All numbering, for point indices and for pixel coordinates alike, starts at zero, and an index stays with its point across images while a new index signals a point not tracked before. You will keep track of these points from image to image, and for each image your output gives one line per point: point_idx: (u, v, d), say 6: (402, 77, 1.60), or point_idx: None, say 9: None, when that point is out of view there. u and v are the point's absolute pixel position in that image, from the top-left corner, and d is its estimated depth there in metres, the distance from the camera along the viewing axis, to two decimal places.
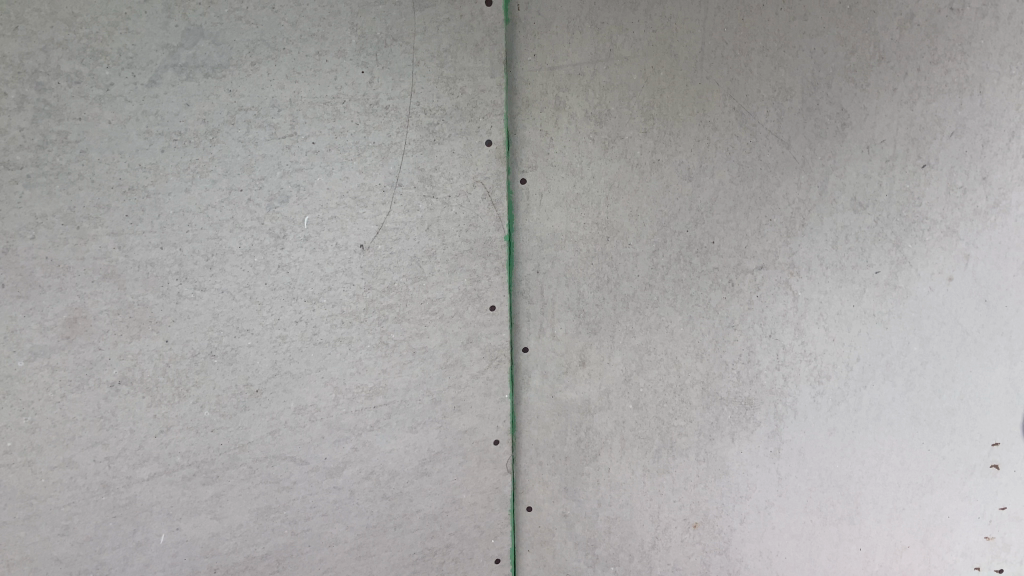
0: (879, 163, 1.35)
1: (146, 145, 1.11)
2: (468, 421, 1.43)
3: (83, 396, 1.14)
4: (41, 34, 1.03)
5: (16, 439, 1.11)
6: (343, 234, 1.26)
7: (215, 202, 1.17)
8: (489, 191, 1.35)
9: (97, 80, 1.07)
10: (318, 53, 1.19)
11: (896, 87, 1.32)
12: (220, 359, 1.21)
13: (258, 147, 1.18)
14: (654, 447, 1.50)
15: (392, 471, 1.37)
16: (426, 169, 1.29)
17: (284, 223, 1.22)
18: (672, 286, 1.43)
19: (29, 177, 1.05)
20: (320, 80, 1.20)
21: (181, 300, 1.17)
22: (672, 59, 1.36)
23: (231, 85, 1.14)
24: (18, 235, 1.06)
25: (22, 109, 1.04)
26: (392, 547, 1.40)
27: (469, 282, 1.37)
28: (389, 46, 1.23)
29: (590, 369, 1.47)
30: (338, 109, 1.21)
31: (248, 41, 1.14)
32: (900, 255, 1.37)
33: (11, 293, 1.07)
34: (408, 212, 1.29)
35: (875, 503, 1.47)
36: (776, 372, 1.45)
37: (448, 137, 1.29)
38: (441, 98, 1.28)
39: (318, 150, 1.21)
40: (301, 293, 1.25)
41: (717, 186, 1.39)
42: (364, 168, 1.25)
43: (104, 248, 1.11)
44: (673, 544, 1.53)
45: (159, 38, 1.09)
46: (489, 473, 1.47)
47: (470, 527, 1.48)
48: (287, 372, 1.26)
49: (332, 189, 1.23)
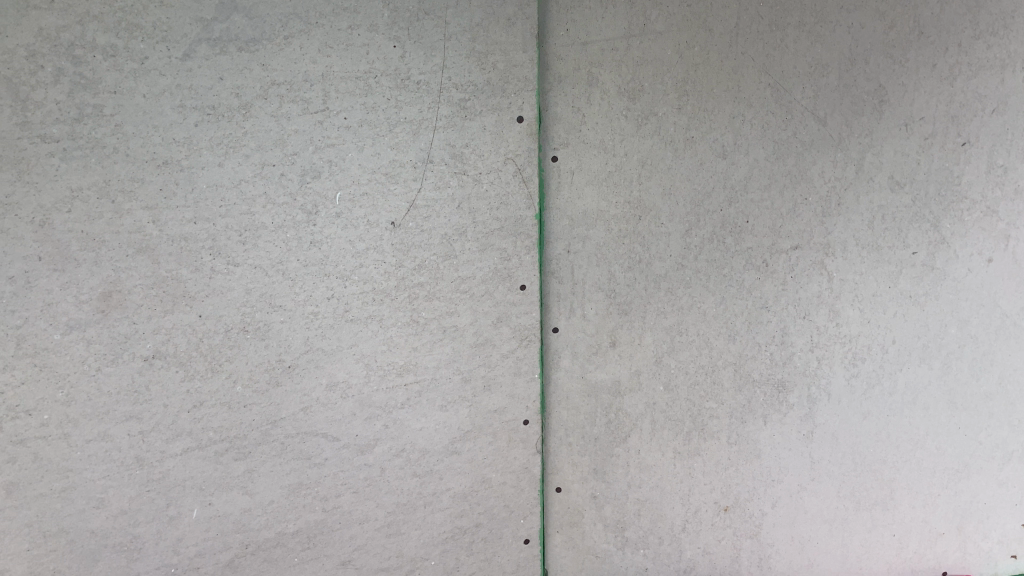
0: (917, 140, 1.39)
1: (180, 119, 1.12)
2: (498, 401, 1.41)
3: (117, 369, 1.15)
4: (77, 7, 1.04)
5: (52, 412, 1.13)
6: (374, 211, 1.25)
7: (248, 176, 1.17)
8: (520, 169, 1.32)
9: (132, 53, 1.08)
10: (350, 27, 1.18)
11: (936, 62, 1.37)
12: (253, 336, 1.22)
13: (291, 123, 1.18)
14: (685, 430, 1.49)
15: (422, 450, 1.37)
16: (457, 146, 1.28)
17: (316, 199, 1.21)
18: (704, 266, 1.41)
19: (66, 150, 1.06)
20: (353, 55, 1.19)
21: (214, 275, 1.18)
22: (707, 35, 1.33)
23: (265, 59, 1.15)
24: (54, 209, 1.07)
25: (58, 82, 1.05)
26: (422, 526, 1.39)
27: (499, 260, 1.35)
28: (421, 20, 1.22)
29: (621, 350, 1.44)
30: (370, 84, 1.21)
31: (282, 15, 1.14)
32: (938, 236, 1.43)
33: (47, 266, 1.08)
34: (439, 188, 1.28)
35: (911, 488, 1.53)
36: (810, 354, 1.46)
37: (480, 113, 1.28)
38: (472, 73, 1.27)
39: (349, 125, 1.21)
40: (332, 269, 1.24)
41: (752, 164, 1.37)
42: (396, 145, 1.24)
43: (138, 222, 1.12)
44: (704, 527, 1.53)
45: (193, 11, 1.10)
46: (518, 453, 1.44)
47: (499, 507, 1.45)
48: (319, 349, 1.26)
49: (364, 165, 1.23)
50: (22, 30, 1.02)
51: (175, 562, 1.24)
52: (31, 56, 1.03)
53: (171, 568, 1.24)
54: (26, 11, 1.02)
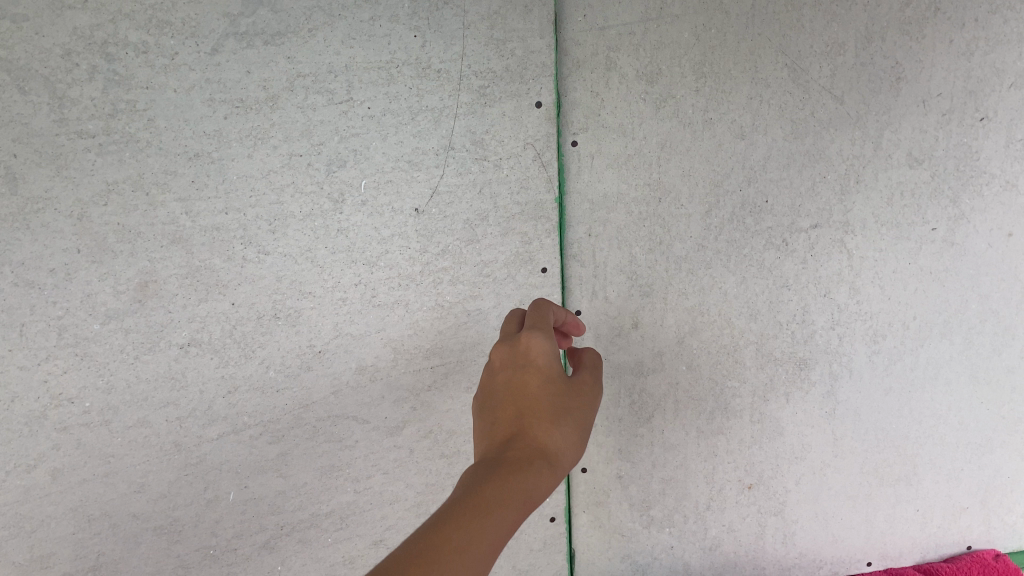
0: (935, 116, 1.40)
1: (209, 113, 1.16)
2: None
3: (154, 357, 1.21)
4: (109, 6, 1.09)
5: (93, 399, 1.19)
6: (399, 198, 1.27)
7: (276, 167, 1.21)
8: (539, 153, 1.32)
9: (162, 49, 1.12)
10: (372, 19, 1.20)
11: (953, 38, 1.37)
12: (284, 322, 1.26)
13: (315, 113, 1.21)
14: (707, 408, 1.52)
15: (450, 431, 1.38)
16: (478, 132, 1.29)
17: (342, 187, 1.24)
18: (725, 246, 1.43)
19: (101, 145, 1.13)
20: (375, 45, 1.21)
21: (246, 263, 1.22)
22: (724, 17, 1.33)
23: (290, 52, 1.18)
24: (91, 202, 1.14)
25: (92, 80, 1.10)
26: None
27: (520, 245, 1.34)
28: (441, 10, 1.23)
29: (643, 331, 1.46)
30: (392, 74, 1.23)
31: (305, 8, 1.17)
32: (958, 212, 1.45)
33: (87, 257, 1.15)
34: (461, 174, 1.30)
35: (933, 463, 1.59)
36: (832, 332, 1.49)
37: (499, 100, 1.28)
38: (491, 60, 1.27)
39: (373, 115, 1.24)
40: (359, 257, 1.28)
41: (771, 144, 1.39)
42: (418, 133, 1.26)
43: (171, 214, 1.18)
44: (729, 505, 1.58)
45: (220, 7, 1.13)
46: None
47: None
48: (348, 334, 1.30)
49: (387, 153, 1.25)
50: (58, 30, 1.08)
51: (214, 543, 1.30)
52: (67, 56, 1.09)
53: (210, 549, 1.30)
54: (60, 12, 1.07)
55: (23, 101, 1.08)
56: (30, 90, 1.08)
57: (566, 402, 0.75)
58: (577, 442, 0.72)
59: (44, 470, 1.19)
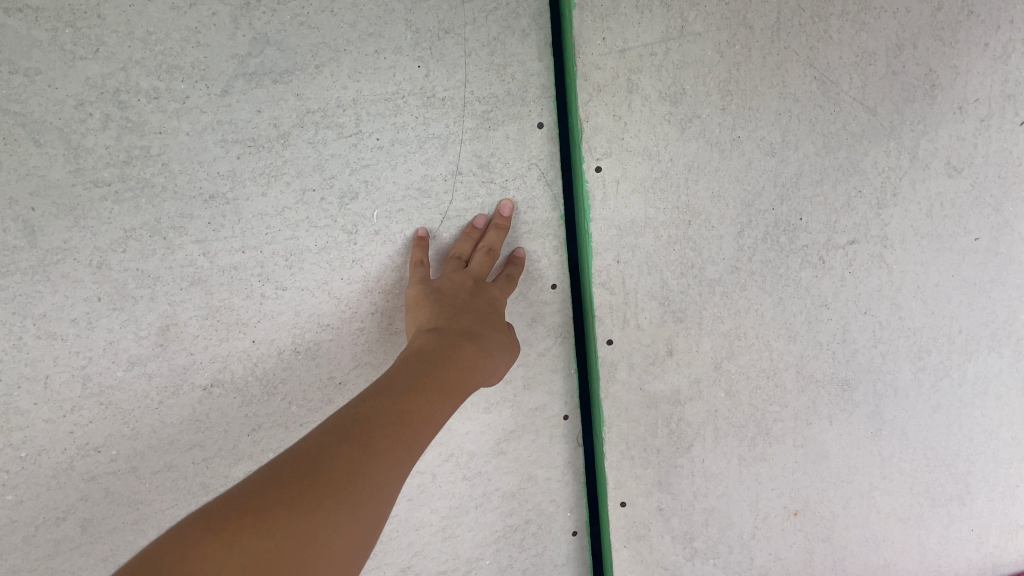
0: (973, 123, 1.32)
1: (222, 153, 1.14)
2: (539, 399, 1.48)
3: (178, 400, 1.21)
4: (120, 54, 1.06)
5: (119, 447, 1.20)
6: (411, 226, 1.28)
7: (291, 204, 1.20)
8: (543, 172, 1.34)
9: (174, 94, 1.10)
10: (376, 52, 1.19)
11: (988, 41, 1.28)
12: (304, 354, 1.28)
13: (326, 150, 1.20)
14: (749, 435, 1.48)
15: (469, 452, 1.47)
16: (483, 156, 1.29)
17: (356, 219, 1.24)
18: (759, 267, 1.38)
19: (117, 193, 1.10)
20: (380, 77, 1.20)
21: (265, 300, 1.22)
22: (748, 32, 1.28)
23: (298, 89, 1.16)
24: (109, 249, 1.11)
25: (107, 128, 1.08)
26: (474, 527, 1.52)
27: (532, 264, 1.38)
28: (442, 39, 1.23)
29: (678, 359, 1.43)
30: (399, 104, 1.22)
31: (311, 45, 1.15)
32: (1001, 219, 1.37)
33: (107, 305, 1.13)
34: (469, 199, 1.30)
35: (986, 481, 1.53)
36: (874, 350, 1.44)
37: (502, 123, 1.29)
38: (493, 85, 1.27)
39: (382, 146, 1.23)
40: (375, 285, 1.28)
41: (803, 160, 1.33)
42: (426, 161, 1.26)
43: (189, 255, 1.16)
44: (774, 533, 1.55)
45: (228, 49, 1.11)
46: (561, 448, 1.54)
47: (546, 502, 1.56)
48: (367, 363, 1.32)
49: (398, 182, 1.25)
50: (70, 81, 1.05)
51: None
52: (80, 106, 1.06)
53: None
54: (72, 63, 1.04)
55: (38, 154, 1.05)
56: (46, 142, 1.05)
57: (509, 338, 1.18)
58: (504, 367, 1.15)
59: (74, 522, 1.20)
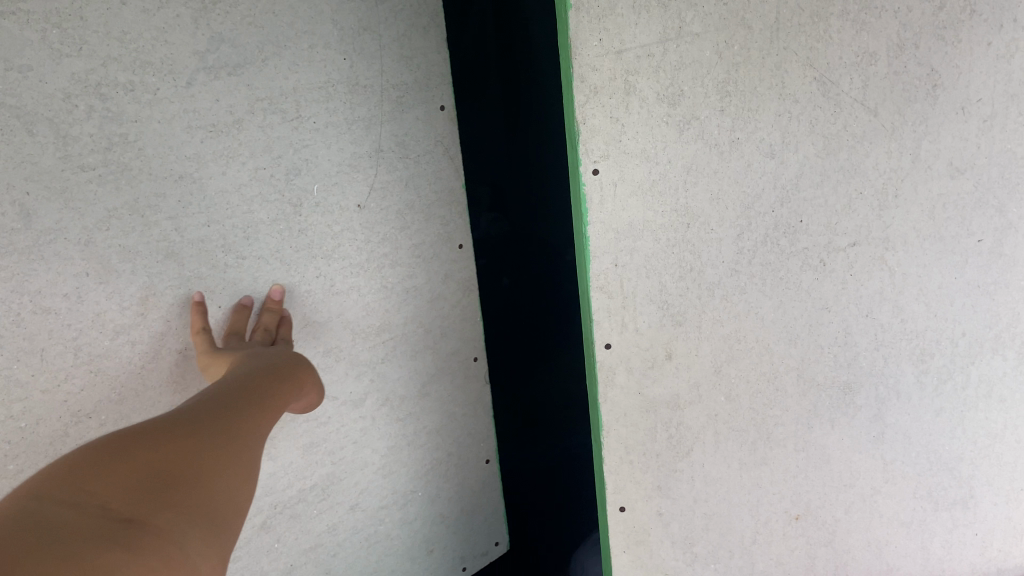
0: (976, 124, 1.25)
1: (189, 138, 1.26)
2: (453, 344, 1.93)
3: (156, 364, 1.30)
4: (99, 52, 1.13)
5: (107, 411, 1.24)
6: (344, 198, 1.55)
7: (245, 180, 1.35)
8: (448, 151, 1.80)
9: (146, 87, 1.19)
10: (310, 47, 1.42)
11: (991, 40, 1.20)
12: (259, 318, 1.42)
13: (272, 131, 1.38)
14: (750, 440, 1.49)
15: (400, 396, 1.81)
16: (399, 136, 1.65)
17: (300, 193, 1.45)
18: (760, 270, 1.38)
19: (101, 176, 1.16)
20: (316, 68, 1.44)
21: (227, 269, 1.36)
22: (746, 32, 1.25)
23: (249, 80, 1.33)
24: (95, 228, 1.16)
25: (91, 118, 1.14)
26: (410, 462, 1.91)
27: (440, 226, 1.82)
28: (362, 37, 1.53)
29: (677, 362, 1.45)
30: (330, 92, 1.48)
31: (256, 42, 1.33)
32: (1006, 220, 1.30)
33: (93, 278, 1.18)
34: (391, 172, 1.65)
35: (989, 486, 1.47)
36: (876, 353, 1.40)
37: (412, 106, 1.67)
38: (404, 76, 1.64)
39: (318, 128, 1.46)
40: (318, 251, 1.52)
41: (802, 162, 1.31)
42: (354, 140, 1.55)
43: (164, 231, 1.25)
44: (776, 538, 1.57)
45: (189, 46, 1.24)
46: (472, 385, 2.02)
47: (466, 437, 2.05)
48: (314, 321, 1.54)
49: (332, 160, 1.51)
50: (59, 77, 1.09)
51: None
52: (66, 99, 1.11)
53: None
54: (60, 60, 1.09)
55: (31, 142, 1.08)
56: (39, 131, 1.08)
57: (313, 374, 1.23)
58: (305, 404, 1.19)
59: None
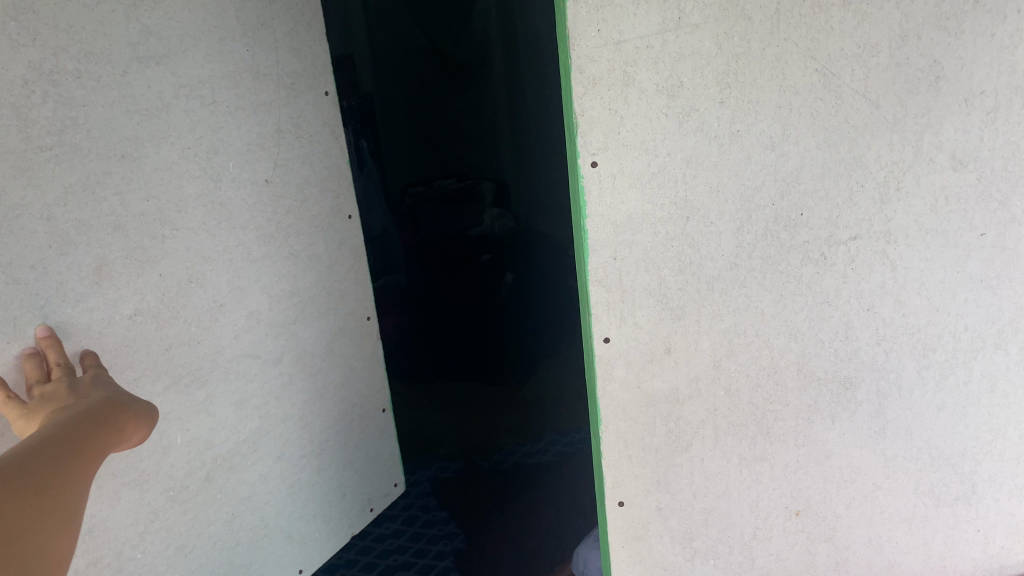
0: (978, 116, 1.27)
1: (127, 122, 1.34)
2: (350, 305, 2.02)
3: (114, 329, 1.33)
4: (51, 42, 1.20)
5: None
6: (254, 173, 1.67)
7: (175, 158, 1.45)
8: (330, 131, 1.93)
9: (90, 74, 1.27)
10: (222, 40, 1.57)
11: (995, 32, 1.23)
12: (195, 284, 1.51)
13: (194, 114, 1.50)
14: (748, 435, 1.47)
15: (312, 354, 1.89)
16: (294, 118, 1.79)
17: (218, 168, 1.56)
18: (760, 264, 1.36)
19: (57, 154, 1.21)
20: (223, 57, 1.58)
21: (165, 240, 1.44)
22: (746, 24, 1.24)
23: (172, 69, 1.44)
24: (54, 203, 1.22)
25: (47, 102, 1.20)
26: (333, 422, 1.99)
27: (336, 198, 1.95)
28: (260, 29, 1.69)
29: (676, 356, 1.42)
30: (237, 79, 1.61)
31: (178, 33, 1.46)
32: (1008, 215, 1.32)
33: (55, 249, 1.22)
34: (289, 150, 1.78)
35: (992, 482, 1.49)
36: (877, 348, 1.40)
37: (303, 92, 1.82)
38: (291, 62, 1.78)
39: (229, 110, 1.59)
40: (235, 223, 1.62)
41: (803, 154, 1.30)
42: (260, 122, 1.69)
43: (111, 206, 1.31)
44: (776, 533, 1.53)
45: (126, 39, 1.34)
46: (367, 341, 2.10)
47: (373, 397, 2.14)
48: (237, 287, 1.63)
49: (241, 139, 1.64)
50: (17, 63, 1.15)
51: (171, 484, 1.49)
52: (24, 84, 1.17)
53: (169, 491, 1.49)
54: (17, 48, 1.15)
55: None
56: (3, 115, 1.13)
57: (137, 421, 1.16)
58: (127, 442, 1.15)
59: None
